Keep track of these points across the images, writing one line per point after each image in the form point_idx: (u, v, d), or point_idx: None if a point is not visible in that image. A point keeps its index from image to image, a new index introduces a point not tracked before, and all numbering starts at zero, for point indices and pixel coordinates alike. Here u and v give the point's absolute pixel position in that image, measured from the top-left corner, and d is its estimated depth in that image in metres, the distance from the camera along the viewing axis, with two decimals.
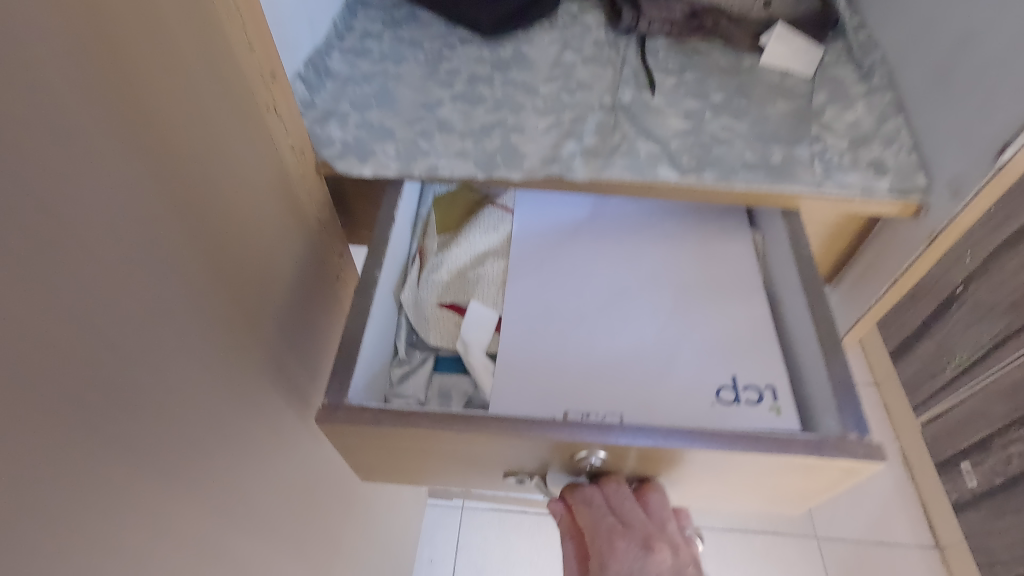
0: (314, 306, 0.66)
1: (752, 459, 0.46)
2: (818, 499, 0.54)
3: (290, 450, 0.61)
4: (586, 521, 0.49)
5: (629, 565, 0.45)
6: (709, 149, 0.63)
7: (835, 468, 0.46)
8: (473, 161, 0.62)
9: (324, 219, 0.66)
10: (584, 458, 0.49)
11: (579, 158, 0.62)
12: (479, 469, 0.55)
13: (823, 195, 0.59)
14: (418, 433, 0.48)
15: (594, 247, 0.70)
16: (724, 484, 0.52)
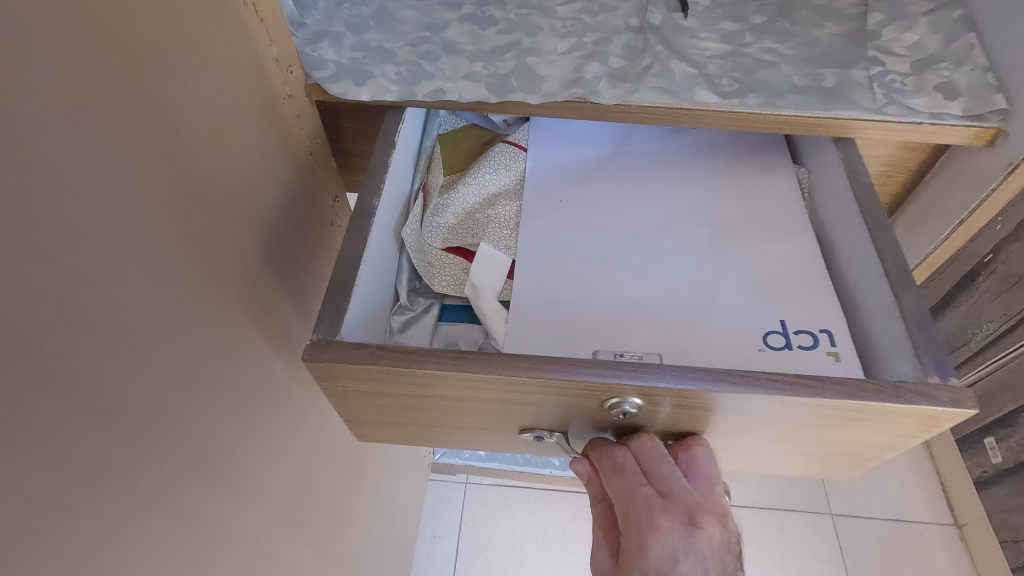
0: (304, 247, 0.60)
1: (811, 402, 0.41)
2: (882, 454, 0.49)
3: (278, 402, 0.56)
4: (620, 490, 0.42)
5: (673, 547, 0.38)
6: (752, 72, 0.55)
7: (914, 416, 0.41)
8: (485, 84, 0.55)
9: (316, 151, 0.60)
10: (616, 406, 0.43)
11: (605, 81, 0.54)
12: (495, 420, 0.50)
13: (884, 121, 0.52)
14: (426, 375, 0.43)
15: (619, 184, 0.63)
16: (771, 437, 0.48)
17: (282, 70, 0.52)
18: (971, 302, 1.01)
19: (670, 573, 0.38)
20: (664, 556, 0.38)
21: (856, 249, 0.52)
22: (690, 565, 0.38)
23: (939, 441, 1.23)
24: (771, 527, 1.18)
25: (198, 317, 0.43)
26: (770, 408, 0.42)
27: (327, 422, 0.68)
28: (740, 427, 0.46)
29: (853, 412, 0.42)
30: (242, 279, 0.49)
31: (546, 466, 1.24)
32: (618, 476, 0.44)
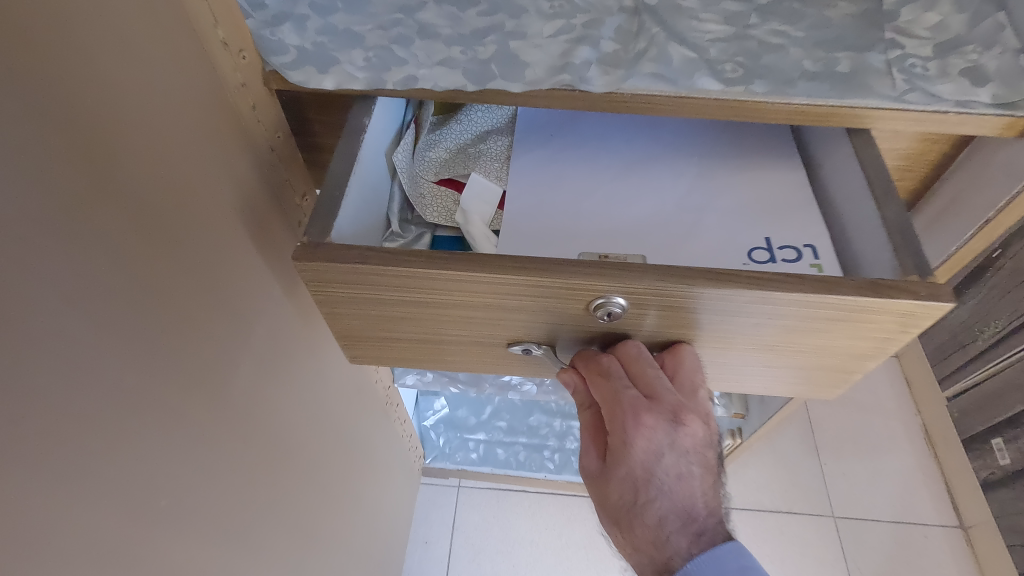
0: (269, 249, 0.55)
1: (794, 300, 0.40)
2: (866, 367, 0.48)
3: (234, 413, 0.51)
4: (606, 395, 0.43)
5: (658, 443, 0.40)
6: (757, 59, 0.48)
7: (892, 313, 0.40)
8: (463, 71, 0.50)
9: (278, 144, 0.54)
10: (601, 306, 0.41)
11: (594, 67, 0.49)
12: (479, 335, 0.48)
13: (903, 109, 0.48)
14: (404, 276, 0.41)
15: (613, 120, 0.60)
16: (759, 349, 0.46)
17: (233, 55, 0.46)
18: (981, 301, 1.06)
19: (654, 464, 0.41)
20: (649, 451, 0.40)
21: (869, 241, 0.47)
22: (673, 457, 0.41)
23: (943, 439, 1.19)
24: (775, 529, 1.14)
25: (131, 329, 0.38)
26: (753, 310, 0.41)
27: (315, 368, 0.66)
28: (726, 337, 0.45)
29: (833, 311, 0.41)
30: (192, 284, 0.44)
31: (540, 469, 1.19)
32: (603, 380, 0.43)
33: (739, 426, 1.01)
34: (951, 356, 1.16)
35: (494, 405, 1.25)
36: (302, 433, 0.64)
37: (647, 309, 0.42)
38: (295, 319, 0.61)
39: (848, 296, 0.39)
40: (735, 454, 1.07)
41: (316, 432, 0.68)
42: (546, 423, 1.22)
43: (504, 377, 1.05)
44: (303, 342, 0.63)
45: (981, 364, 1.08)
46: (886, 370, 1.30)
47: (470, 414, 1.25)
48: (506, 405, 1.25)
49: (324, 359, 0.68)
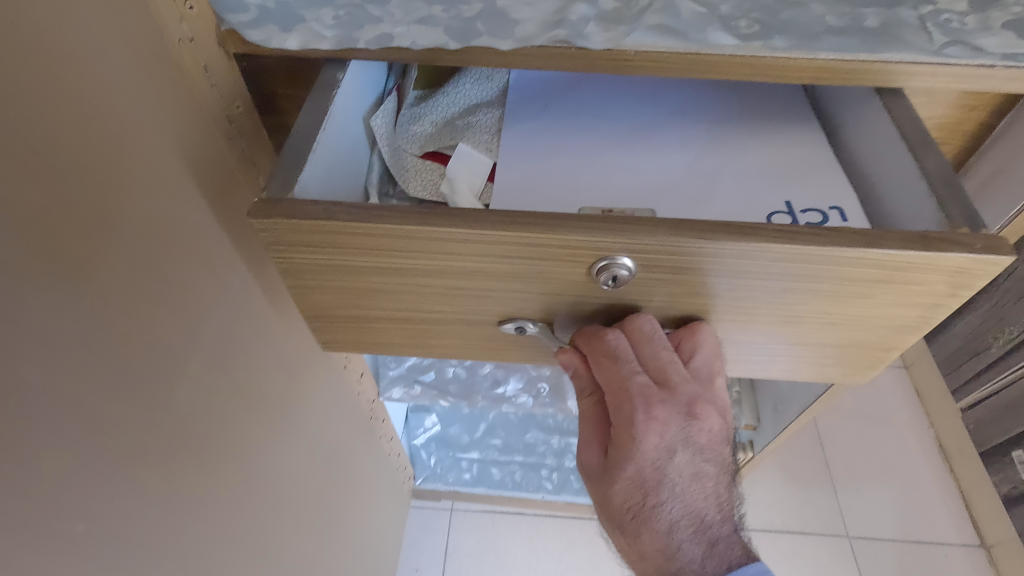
0: (231, 229, 0.48)
1: (830, 258, 0.34)
2: (907, 342, 0.42)
3: (182, 415, 0.44)
4: (612, 381, 0.36)
5: (671, 439, 0.35)
6: (776, 14, 0.41)
7: (942, 272, 0.34)
8: (444, 28, 0.44)
9: (236, 116, 0.48)
10: (604, 268, 0.35)
11: (594, 23, 0.42)
12: (467, 311, 0.42)
13: (939, 64, 0.43)
14: (372, 235, 0.35)
15: (612, 88, 0.54)
16: (785, 326, 0.40)
17: (178, 5, 0.40)
18: (994, 303, 1.01)
19: (665, 463, 0.35)
20: (661, 449, 0.35)
21: (906, 202, 0.41)
22: (686, 455, 0.35)
23: (959, 452, 1.12)
24: (790, 551, 1.06)
25: (39, 305, 0.31)
26: (779, 272, 0.35)
27: (287, 368, 0.59)
28: (748, 309, 0.38)
29: (874, 271, 0.35)
30: (129, 263, 0.37)
31: (538, 489, 1.11)
32: (608, 363, 0.36)
33: (750, 438, 0.94)
34: (962, 364, 1.10)
35: (489, 421, 1.17)
36: (268, 442, 0.57)
37: (657, 274, 0.36)
38: (265, 311, 0.55)
39: (892, 253, 0.33)
40: (745, 470, 1.00)
41: (286, 443, 0.61)
42: (543, 441, 1.15)
43: (497, 389, 0.98)
44: (274, 334, 0.57)
45: (996, 372, 1.02)
46: (899, 378, 1.23)
47: (463, 432, 1.17)
48: (501, 421, 1.17)
49: (299, 360, 0.62)
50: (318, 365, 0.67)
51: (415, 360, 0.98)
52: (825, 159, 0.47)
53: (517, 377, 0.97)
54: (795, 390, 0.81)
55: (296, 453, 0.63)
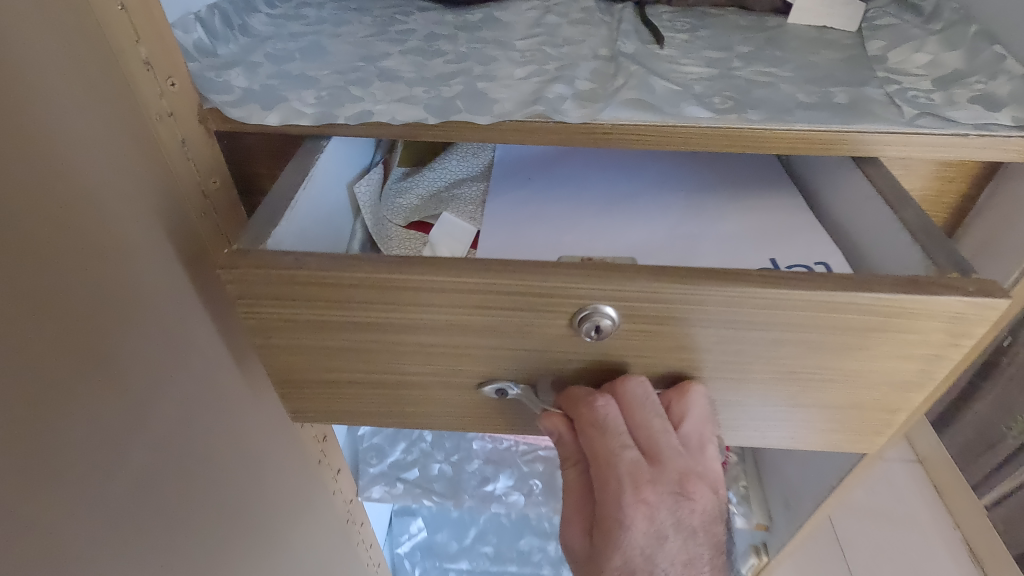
0: (198, 294, 0.46)
1: (819, 304, 0.32)
2: (915, 403, 0.38)
3: (118, 497, 0.39)
4: (599, 453, 0.32)
5: (661, 525, 0.31)
6: (748, 92, 0.46)
7: (937, 319, 0.32)
8: (424, 106, 0.44)
9: (212, 191, 0.47)
10: (586, 318, 0.33)
11: (569, 100, 0.44)
12: (441, 374, 0.38)
13: (918, 134, 0.42)
14: (345, 288, 0.33)
15: (592, 161, 0.55)
16: (781, 387, 0.37)
17: (159, 81, 0.40)
18: (999, 390, 0.98)
19: (655, 552, 0.31)
20: (650, 536, 0.30)
21: (892, 256, 0.39)
22: (679, 542, 0.31)
23: (993, 558, 1.01)
24: None
25: None
26: (770, 322, 0.33)
27: (245, 449, 0.54)
28: (743, 367, 0.36)
29: (868, 317, 0.32)
30: (76, 323, 0.34)
31: None
32: (598, 431, 0.33)
33: (764, 540, 0.86)
34: (982, 456, 1.03)
35: (480, 526, 1.08)
36: (218, 535, 0.50)
37: (642, 328, 0.34)
38: (229, 383, 0.51)
39: (883, 298, 0.31)
40: None
41: (244, 540, 0.54)
42: (538, 548, 1.04)
43: (486, 486, 0.92)
44: (236, 409, 0.53)
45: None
46: (915, 475, 1.16)
47: (451, 539, 1.06)
48: (493, 525, 1.08)
49: (262, 441, 0.57)
50: (286, 453, 0.62)
51: (398, 456, 0.93)
52: (806, 218, 0.47)
53: (507, 474, 0.93)
54: (806, 480, 0.75)
55: (258, 554, 0.56)
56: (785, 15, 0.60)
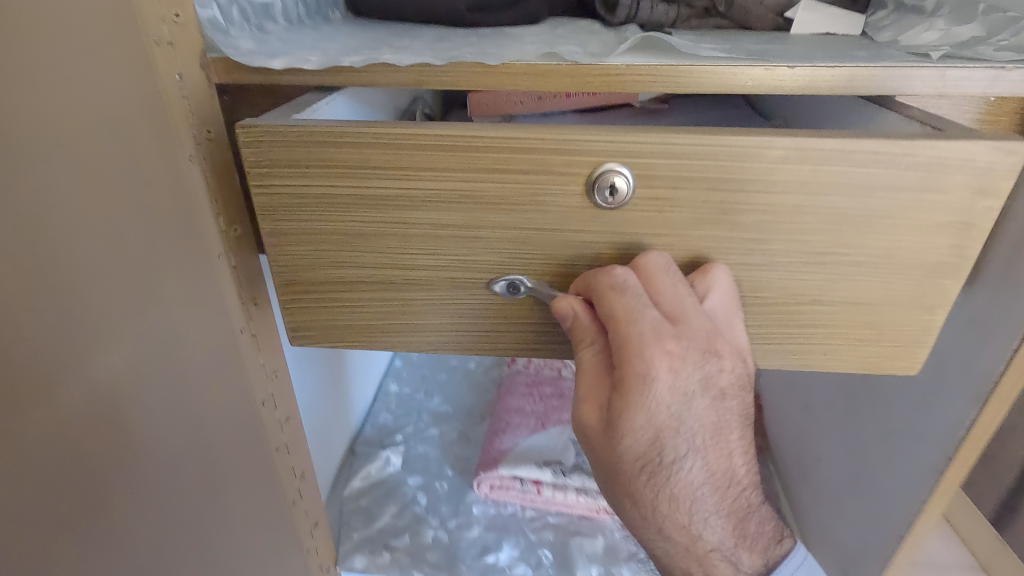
0: (183, 239, 0.42)
1: (832, 155, 0.32)
2: (952, 296, 0.36)
3: (58, 434, 0.33)
4: (620, 314, 0.30)
5: (687, 380, 0.28)
6: (762, 51, 0.44)
7: (962, 170, 0.32)
8: (431, 53, 0.42)
9: (202, 142, 0.43)
10: (601, 176, 0.33)
11: (580, 51, 0.43)
12: (451, 267, 0.38)
13: (953, 71, 0.39)
14: (365, 151, 0.34)
15: None
16: (795, 271, 0.36)
17: (163, 10, 0.39)
18: None
19: (681, 410, 0.28)
20: (676, 390, 0.28)
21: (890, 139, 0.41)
22: (707, 403, 0.29)
23: None
24: None
25: None
26: (787, 181, 0.33)
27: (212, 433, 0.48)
28: (760, 246, 0.35)
29: (888, 172, 0.32)
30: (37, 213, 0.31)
31: None
32: (617, 292, 0.31)
33: None
34: None
35: None
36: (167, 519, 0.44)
37: (659, 193, 0.34)
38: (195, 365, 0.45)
39: (886, 146, 0.31)
40: None
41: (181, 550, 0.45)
42: None
43: (486, 557, 0.83)
44: (213, 383, 0.48)
45: None
46: None
47: None
48: None
49: (235, 435, 0.51)
50: (261, 457, 0.56)
51: (387, 521, 0.86)
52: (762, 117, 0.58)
53: (512, 543, 0.85)
54: (870, 541, 0.65)
55: (205, 561, 0.49)
56: (787, 27, 0.62)
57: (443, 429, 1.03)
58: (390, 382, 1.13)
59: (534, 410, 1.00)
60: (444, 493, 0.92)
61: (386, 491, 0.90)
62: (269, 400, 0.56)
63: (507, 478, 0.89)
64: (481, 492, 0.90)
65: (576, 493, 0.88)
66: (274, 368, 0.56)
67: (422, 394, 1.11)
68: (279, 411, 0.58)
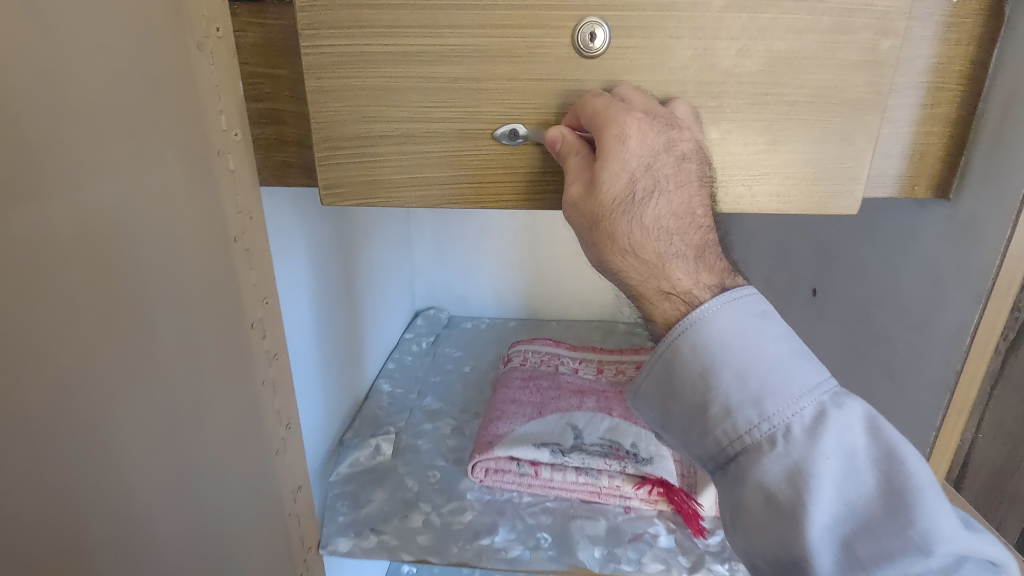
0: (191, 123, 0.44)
1: (763, 4, 0.41)
2: (872, 130, 0.44)
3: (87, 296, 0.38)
4: (597, 107, 0.38)
5: (654, 140, 0.36)
6: None
7: (866, 15, 0.40)
8: None
9: (212, 40, 0.45)
10: (584, 26, 0.42)
11: None
12: (462, 118, 0.45)
13: None
14: (396, 9, 0.42)
15: None
16: (744, 110, 0.43)
17: None
18: None
19: (649, 163, 0.36)
20: (644, 145, 0.36)
21: None
22: (670, 160, 0.36)
23: None
24: None
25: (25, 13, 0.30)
26: (731, 28, 0.41)
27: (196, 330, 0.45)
28: (715, 87, 0.43)
29: (808, 17, 0.41)
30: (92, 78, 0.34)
31: None
32: (597, 99, 0.39)
33: None
34: None
35: None
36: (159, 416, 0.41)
37: (630, 41, 0.42)
38: (208, 267, 0.47)
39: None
40: None
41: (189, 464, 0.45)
42: None
43: (479, 540, 0.78)
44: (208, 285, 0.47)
45: None
46: None
47: None
48: None
49: (221, 344, 0.49)
50: (249, 390, 0.54)
51: (375, 508, 0.84)
52: None
53: (508, 526, 0.80)
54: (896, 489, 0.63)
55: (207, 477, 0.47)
56: None
57: (440, 424, 1.04)
58: (384, 383, 1.17)
59: (532, 401, 1.02)
60: (440, 482, 0.89)
61: (377, 476, 0.90)
62: (258, 324, 0.55)
63: (503, 460, 0.88)
64: (475, 478, 0.88)
65: (576, 473, 0.86)
66: (264, 295, 0.56)
67: (416, 393, 1.14)
68: (268, 343, 0.57)
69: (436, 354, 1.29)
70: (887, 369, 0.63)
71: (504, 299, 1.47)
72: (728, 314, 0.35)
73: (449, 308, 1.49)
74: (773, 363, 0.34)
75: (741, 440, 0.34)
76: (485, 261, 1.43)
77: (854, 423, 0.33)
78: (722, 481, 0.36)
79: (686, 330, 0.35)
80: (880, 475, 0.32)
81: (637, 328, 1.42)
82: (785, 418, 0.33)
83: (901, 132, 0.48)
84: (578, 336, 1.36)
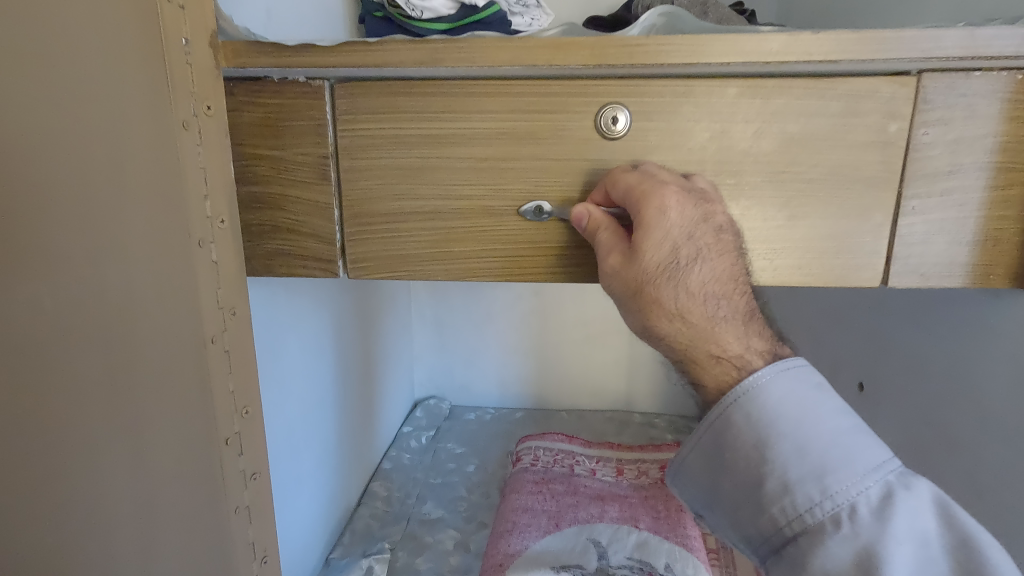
0: (163, 215, 0.39)
1: (777, 90, 0.43)
2: (890, 206, 0.45)
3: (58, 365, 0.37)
4: (631, 182, 0.40)
5: (692, 214, 0.39)
6: None
7: (872, 100, 0.43)
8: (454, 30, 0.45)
9: (202, 116, 0.40)
10: (607, 110, 0.44)
11: None
12: (491, 194, 0.47)
13: None
14: (434, 95, 0.45)
15: None
16: (764, 187, 0.45)
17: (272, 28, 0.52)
18: None
19: (687, 234, 0.39)
20: (684, 219, 0.39)
21: None
22: (706, 232, 0.40)
23: None
24: None
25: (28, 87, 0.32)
26: (747, 113, 0.44)
27: (136, 448, 0.40)
28: (735, 166, 0.45)
29: (819, 103, 0.43)
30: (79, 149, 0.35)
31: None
32: (626, 175, 0.41)
33: None
34: None
35: None
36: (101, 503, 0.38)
37: (651, 124, 0.44)
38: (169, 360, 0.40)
39: (813, 83, 0.43)
40: None
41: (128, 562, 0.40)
42: None
43: None
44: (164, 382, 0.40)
45: None
46: None
47: None
48: None
49: (177, 458, 0.41)
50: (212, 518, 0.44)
51: None
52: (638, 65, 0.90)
53: None
54: None
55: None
56: None
57: (441, 538, 0.99)
58: (379, 486, 1.12)
59: (546, 509, 0.98)
60: None
61: None
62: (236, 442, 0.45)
63: None
64: None
65: None
66: (245, 403, 0.45)
67: (415, 497, 1.09)
68: (245, 461, 0.45)
69: (436, 451, 1.24)
70: (979, 452, 0.67)
71: (511, 387, 1.44)
72: (780, 387, 0.38)
73: (450, 398, 1.46)
74: (833, 442, 0.37)
75: (801, 517, 0.36)
76: (490, 348, 1.42)
77: (924, 505, 0.36)
78: (776, 565, 0.37)
79: (739, 399, 0.38)
80: (952, 562, 0.35)
81: (653, 419, 1.38)
82: (851, 496, 0.36)
83: (969, 217, 0.44)
84: (591, 430, 1.32)
